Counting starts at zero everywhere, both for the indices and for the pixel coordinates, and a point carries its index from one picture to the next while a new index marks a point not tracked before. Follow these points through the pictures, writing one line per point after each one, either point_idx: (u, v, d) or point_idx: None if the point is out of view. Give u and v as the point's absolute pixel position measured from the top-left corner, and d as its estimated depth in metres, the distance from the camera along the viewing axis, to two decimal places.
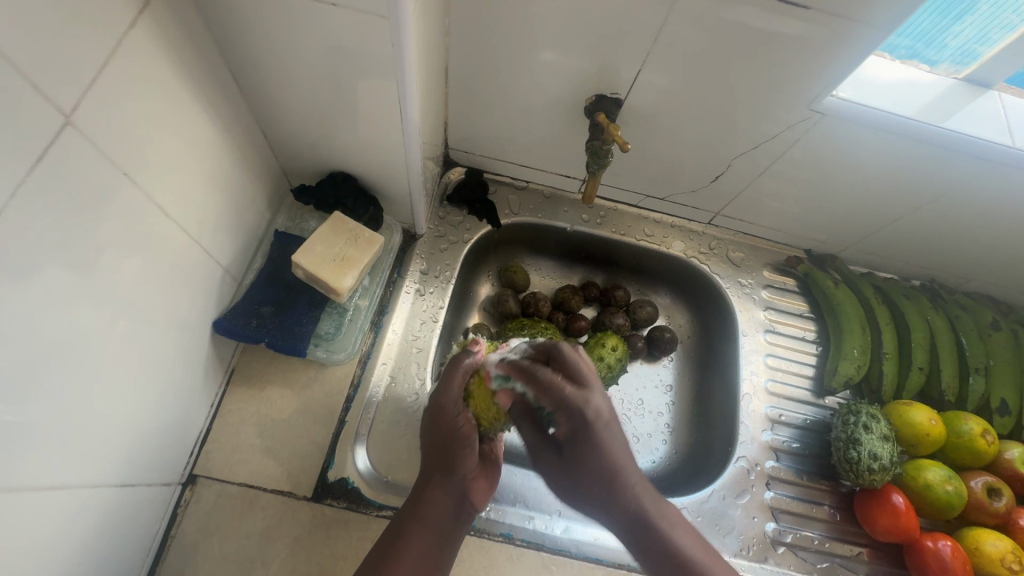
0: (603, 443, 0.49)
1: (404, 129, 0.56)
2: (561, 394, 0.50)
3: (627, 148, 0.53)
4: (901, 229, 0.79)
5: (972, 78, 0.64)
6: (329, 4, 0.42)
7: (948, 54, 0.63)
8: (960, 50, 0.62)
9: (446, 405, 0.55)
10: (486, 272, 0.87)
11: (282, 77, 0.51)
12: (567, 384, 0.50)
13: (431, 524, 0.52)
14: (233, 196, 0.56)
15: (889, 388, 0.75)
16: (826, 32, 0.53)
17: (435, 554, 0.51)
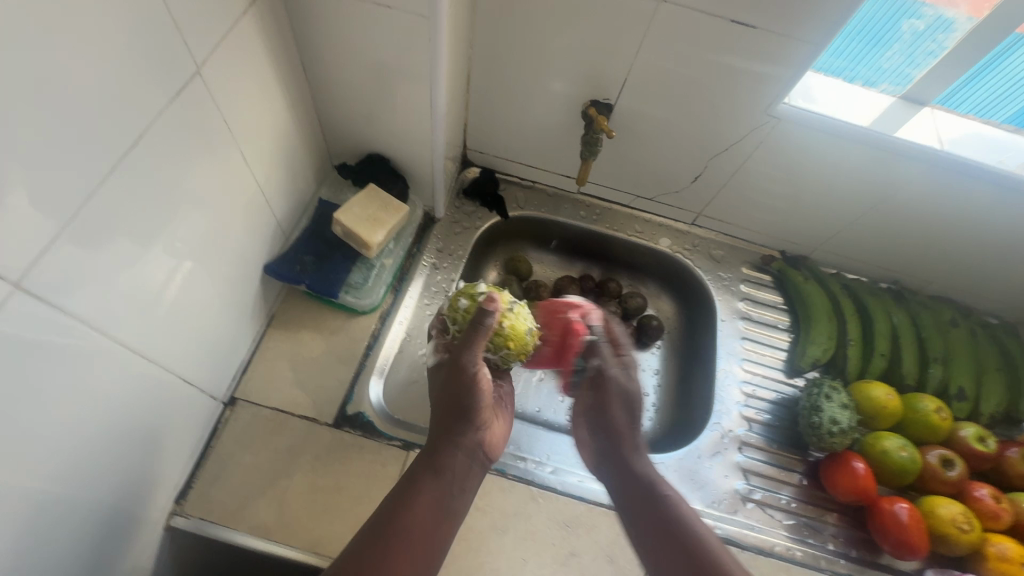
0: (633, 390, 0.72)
1: (432, 115, 0.68)
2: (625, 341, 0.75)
3: (612, 133, 0.68)
4: (863, 231, 0.89)
5: (909, 97, 0.76)
6: (384, 7, 0.55)
7: (886, 75, 0.75)
8: (896, 72, 0.75)
9: (467, 364, 0.63)
10: (494, 259, 0.98)
11: (338, 68, 0.65)
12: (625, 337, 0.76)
13: (445, 471, 0.60)
14: (289, 163, 0.69)
15: (853, 369, 0.83)
16: (776, 48, 0.65)
17: (447, 498, 0.59)
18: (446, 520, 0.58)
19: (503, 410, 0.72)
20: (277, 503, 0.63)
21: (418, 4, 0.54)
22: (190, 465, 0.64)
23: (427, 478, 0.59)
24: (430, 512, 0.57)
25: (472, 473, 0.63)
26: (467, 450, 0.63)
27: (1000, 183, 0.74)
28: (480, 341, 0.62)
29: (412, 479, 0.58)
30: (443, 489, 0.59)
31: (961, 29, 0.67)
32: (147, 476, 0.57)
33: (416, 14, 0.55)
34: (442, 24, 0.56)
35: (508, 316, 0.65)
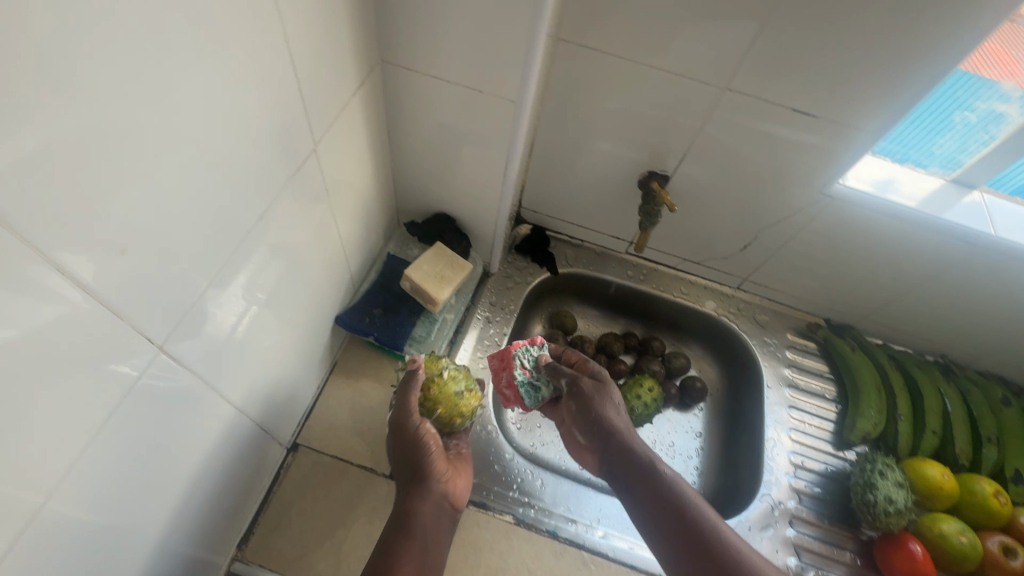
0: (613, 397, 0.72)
1: (503, 182, 0.72)
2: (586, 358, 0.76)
3: (673, 208, 0.72)
4: (910, 305, 0.90)
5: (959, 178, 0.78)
6: (475, 91, 0.60)
7: (934, 160, 0.78)
8: (946, 157, 0.78)
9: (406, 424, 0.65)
10: (540, 313, 1.01)
11: (420, 137, 0.69)
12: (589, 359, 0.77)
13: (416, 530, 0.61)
14: (365, 221, 0.73)
15: (905, 445, 0.82)
16: (834, 134, 0.68)
17: (428, 554, 0.59)
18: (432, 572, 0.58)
19: (463, 464, 0.71)
20: (335, 555, 0.64)
21: (507, 90, 0.58)
22: (253, 511, 0.65)
23: (401, 541, 0.59)
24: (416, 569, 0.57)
25: (446, 525, 0.63)
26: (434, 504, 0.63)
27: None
28: (413, 396, 0.65)
29: (388, 545, 0.58)
30: (419, 546, 0.59)
31: (1013, 121, 0.69)
32: (216, 522, 0.58)
33: (503, 99, 0.60)
34: (528, 107, 0.60)
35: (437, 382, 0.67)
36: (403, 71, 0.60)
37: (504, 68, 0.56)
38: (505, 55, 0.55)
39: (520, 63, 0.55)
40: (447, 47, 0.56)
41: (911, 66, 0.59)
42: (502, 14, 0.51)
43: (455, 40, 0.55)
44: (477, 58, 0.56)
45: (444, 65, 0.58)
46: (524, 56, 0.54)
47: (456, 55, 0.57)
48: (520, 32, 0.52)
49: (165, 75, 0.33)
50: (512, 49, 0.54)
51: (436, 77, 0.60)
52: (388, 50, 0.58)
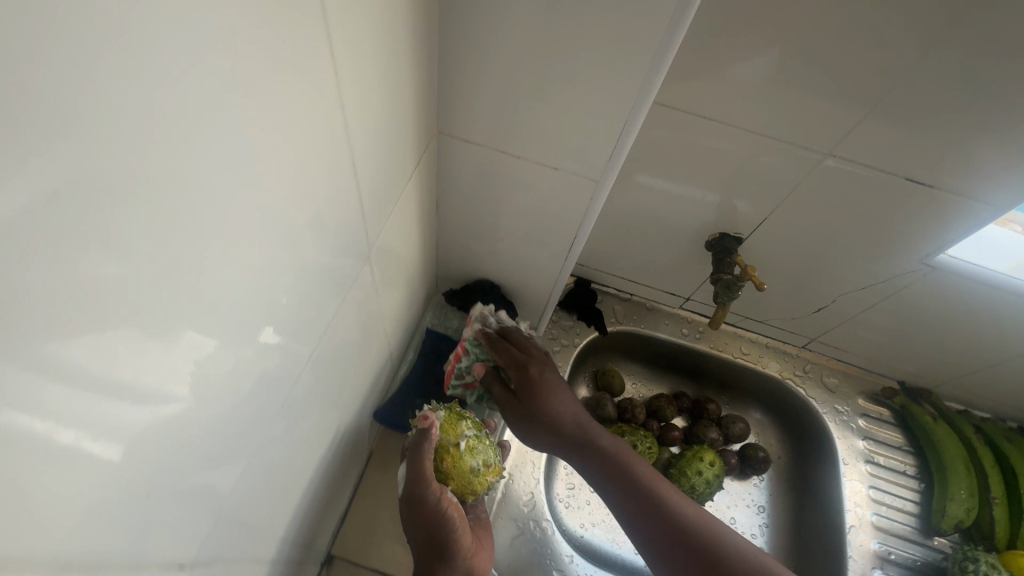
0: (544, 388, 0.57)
1: (566, 255, 0.63)
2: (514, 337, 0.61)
3: (763, 285, 0.63)
4: (1001, 372, 0.81)
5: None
6: (550, 168, 0.51)
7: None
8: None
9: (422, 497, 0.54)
10: (583, 375, 0.92)
11: (472, 208, 0.60)
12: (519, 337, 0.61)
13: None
14: (408, 299, 0.64)
15: (1003, 534, 0.74)
16: (949, 205, 0.60)
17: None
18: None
19: (484, 529, 0.63)
20: None
21: (587, 169, 0.50)
22: None
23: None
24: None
25: None
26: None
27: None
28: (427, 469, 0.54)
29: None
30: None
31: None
32: None
33: (581, 177, 0.51)
34: (608, 186, 0.51)
35: (455, 457, 0.57)
36: (463, 143, 0.52)
37: (586, 146, 0.48)
38: (591, 134, 0.46)
39: (607, 143, 0.47)
40: (520, 121, 0.48)
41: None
42: (596, 91, 0.43)
43: (532, 114, 0.46)
44: (555, 135, 0.48)
45: (514, 139, 0.50)
46: (614, 135, 0.46)
47: (531, 130, 0.48)
48: (613, 110, 0.44)
49: (206, 234, 0.24)
50: (601, 128, 0.45)
51: (503, 151, 0.51)
52: (449, 121, 0.50)
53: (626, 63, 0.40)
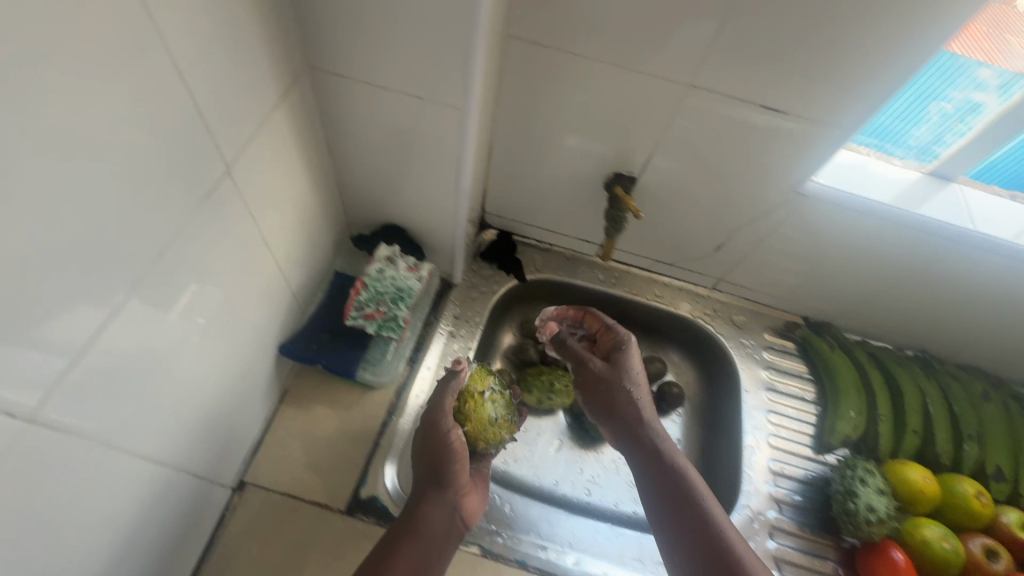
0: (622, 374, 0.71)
1: (457, 193, 0.67)
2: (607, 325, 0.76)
3: (638, 215, 0.68)
4: (888, 298, 0.87)
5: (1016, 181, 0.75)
6: (417, 99, 0.55)
7: (983, 173, 0.75)
8: (1009, 174, 0.75)
9: (436, 424, 0.63)
10: (509, 322, 0.97)
11: (365, 148, 0.64)
12: (611, 325, 0.76)
13: (422, 538, 0.59)
14: (311, 241, 0.67)
15: (886, 447, 0.80)
16: (807, 131, 0.64)
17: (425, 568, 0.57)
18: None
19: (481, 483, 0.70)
20: None
21: (450, 96, 0.53)
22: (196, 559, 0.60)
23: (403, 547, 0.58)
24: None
25: (451, 537, 0.61)
26: (445, 514, 0.61)
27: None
28: (449, 402, 0.66)
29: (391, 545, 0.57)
30: (420, 556, 0.57)
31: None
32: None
33: (448, 106, 0.55)
34: (473, 114, 0.55)
35: (475, 402, 0.69)
36: (335, 78, 0.55)
37: (444, 72, 0.51)
38: (444, 59, 0.50)
39: (460, 68, 0.50)
40: (380, 50, 0.51)
41: (884, 59, 0.55)
42: (437, 14, 0.46)
43: (388, 42, 0.50)
44: (414, 63, 0.51)
45: (380, 70, 0.53)
46: (464, 60, 0.49)
47: (392, 59, 0.51)
48: (456, 33, 0.47)
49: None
50: (452, 53, 0.49)
51: (374, 84, 0.55)
52: (317, 55, 0.53)
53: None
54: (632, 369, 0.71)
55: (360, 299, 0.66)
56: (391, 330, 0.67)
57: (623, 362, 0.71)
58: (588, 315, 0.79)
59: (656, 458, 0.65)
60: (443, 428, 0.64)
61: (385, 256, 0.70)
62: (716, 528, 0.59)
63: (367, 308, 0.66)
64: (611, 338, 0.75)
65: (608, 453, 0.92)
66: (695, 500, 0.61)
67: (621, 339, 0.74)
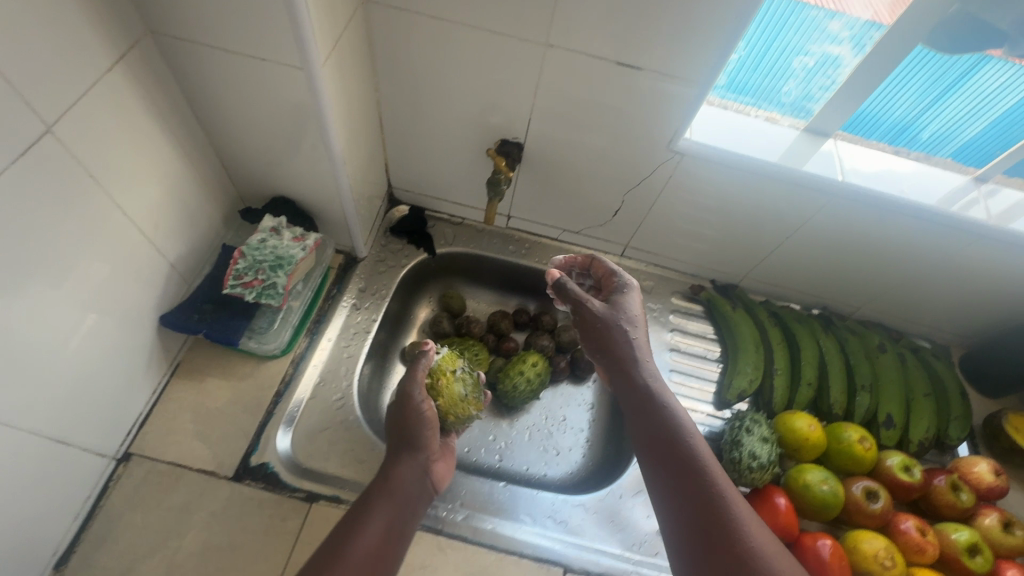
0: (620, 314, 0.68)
1: (331, 161, 0.68)
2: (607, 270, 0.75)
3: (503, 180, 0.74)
4: (784, 257, 0.89)
5: (986, 159, 0.78)
6: (260, 60, 0.56)
7: (959, 151, 0.78)
8: (980, 152, 0.78)
9: (411, 394, 0.69)
10: (426, 296, 0.99)
11: (233, 118, 0.65)
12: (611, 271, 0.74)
13: (396, 494, 0.61)
14: (189, 213, 0.68)
15: (780, 400, 0.82)
16: (668, 89, 0.65)
17: (396, 523, 0.58)
18: (396, 542, 0.57)
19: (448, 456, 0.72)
20: (166, 565, 0.61)
21: (291, 55, 0.55)
22: (75, 528, 0.61)
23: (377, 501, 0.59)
24: (383, 533, 0.56)
25: (423, 496, 0.63)
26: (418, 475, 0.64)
27: (938, 220, 0.75)
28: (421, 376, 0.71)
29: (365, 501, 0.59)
30: (393, 513, 0.59)
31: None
32: (18, 547, 0.54)
33: (293, 66, 0.56)
34: (317, 73, 0.56)
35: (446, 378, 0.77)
36: (179, 43, 0.56)
37: (276, 30, 0.52)
38: (273, 16, 0.51)
39: (290, 25, 0.51)
40: (210, 11, 0.52)
41: (720, 11, 0.57)
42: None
43: (215, 1, 0.51)
44: (247, 23, 0.52)
45: (218, 32, 0.54)
46: (290, 16, 0.50)
47: (225, 20, 0.52)
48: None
49: None
50: (276, 10, 0.50)
51: (218, 47, 0.55)
52: (154, 19, 0.53)
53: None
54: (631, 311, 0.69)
55: (238, 267, 0.66)
56: (270, 298, 0.67)
57: (623, 304, 0.70)
58: (595, 263, 0.79)
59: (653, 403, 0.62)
60: (416, 399, 0.69)
61: (270, 227, 0.71)
62: (703, 470, 0.56)
63: (246, 276, 0.66)
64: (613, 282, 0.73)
65: (522, 420, 0.94)
66: (684, 441, 0.58)
67: (624, 283, 0.72)
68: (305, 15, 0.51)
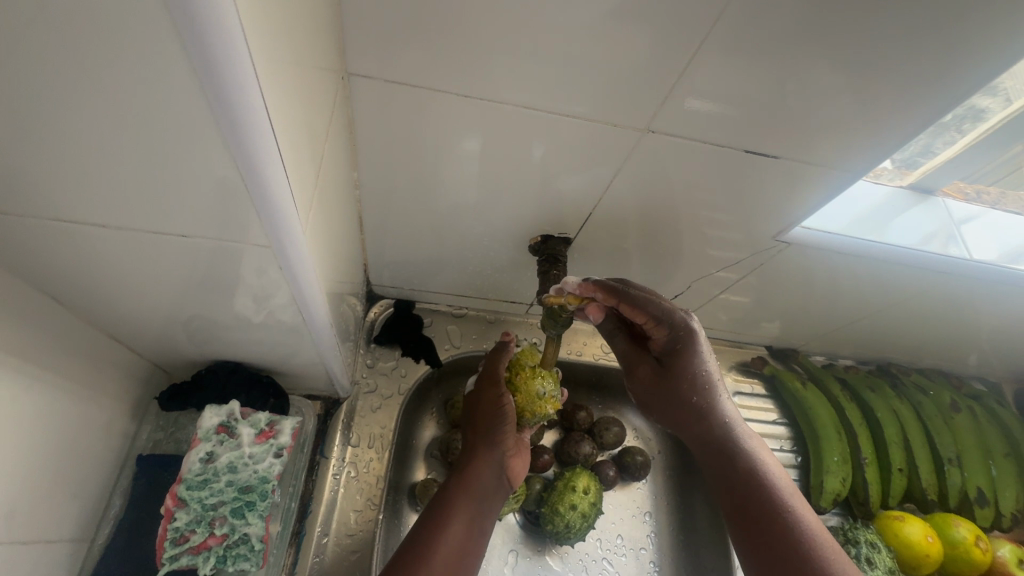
0: (684, 373, 0.51)
1: (305, 320, 0.44)
2: (656, 309, 0.50)
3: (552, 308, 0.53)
4: (860, 325, 0.77)
5: None
6: (176, 235, 0.33)
7: None
8: None
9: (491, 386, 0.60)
10: (429, 409, 0.72)
11: (134, 289, 0.38)
12: (656, 309, 0.50)
13: (473, 493, 0.54)
14: (76, 440, 0.41)
15: (876, 497, 0.71)
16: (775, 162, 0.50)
17: (473, 531, 0.52)
18: (478, 540, 0.52)
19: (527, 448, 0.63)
20: None
21: (243, 215, 0.31)
22: None
23: (456, 503, 0.53)
24: (462, 538, 0.51)
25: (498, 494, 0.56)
26: (495, 475, 0.57)
27: None
28: (502, 370, 0.60)
29: (444, 499, 0.53)
30: (472, 513, 0.53)
31: None
32: None
33: (246, 229, 0.32)
34: (287, 227, 0.32)
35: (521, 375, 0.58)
36: (7, 211, 0.29)
37: (211, 182, 0.28)
38: (204, 164, 0.27)
39: (237, 174, 0.27)
40: (62, 165, 0.26)
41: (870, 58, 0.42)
42: (146, 93, 0.23)
43: (73, 151, 0.25)
44: (150, 176, 0.28)
45: (92, 193, 0.28)
46: (241, 165, 0.27)
47: (104, 175, 0.27)
48: (203, 122, 0.25)
49: None
50: (211, 154, 0.26)
51: (92, 212, 0.30)
52: None
53: (150, 34, 0.21)
54: (697, 373, 0.50)
55: (177, 523, 0.41)
56: (243, 560, 0.44)
57: (681, 367, 0.51)
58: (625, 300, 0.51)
59: (733, 469, 0.47)
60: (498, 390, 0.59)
61: (216, 426, 0.45)
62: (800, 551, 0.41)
63: (192, 539, 0.42)
64: (664, 331, 0.52)
65: (572, 551, 0.75)
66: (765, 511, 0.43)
67: (684, 332, 0.51)
68: (272, 157, 0.27)
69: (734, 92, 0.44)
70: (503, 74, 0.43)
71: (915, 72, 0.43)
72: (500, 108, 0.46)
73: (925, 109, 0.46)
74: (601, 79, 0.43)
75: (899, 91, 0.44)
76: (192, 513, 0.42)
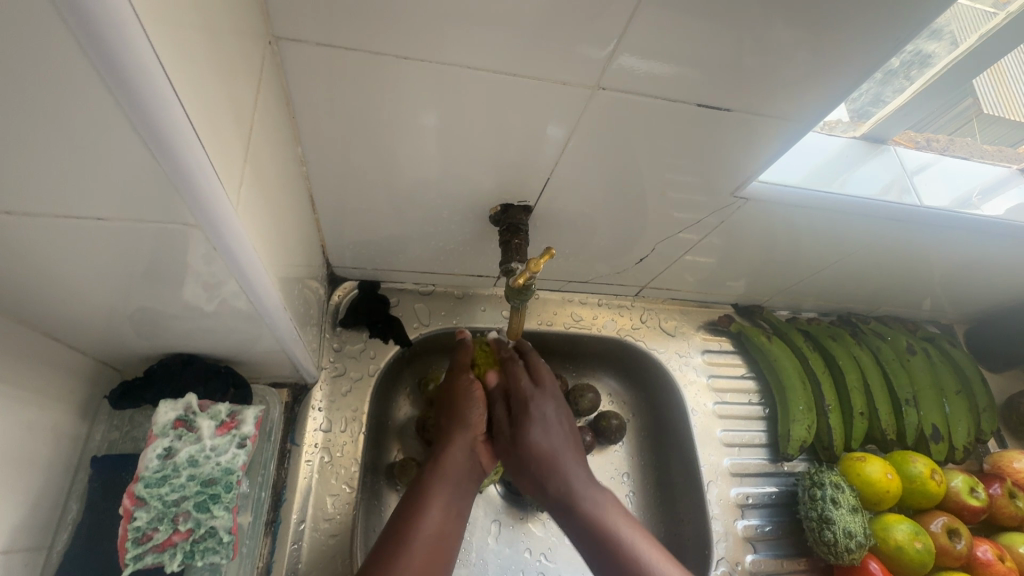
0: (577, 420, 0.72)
1: (255, 306, 0.42)
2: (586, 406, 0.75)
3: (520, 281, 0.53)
4: (820, 278, 0.79)
5: None
6: (89, 219, 0.30)
7: None
8: None
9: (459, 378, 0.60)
10: (404, 388, 0.72)
11: (62, 286, 0.36)
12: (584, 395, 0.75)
13: (449, 479, 0.53)
14: (20, 448, 0.39)
15: (840, 441, 0.74)
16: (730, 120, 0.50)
17: (453, 512, 0.51)
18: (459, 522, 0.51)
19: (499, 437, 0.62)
20: None
21: (163, 198, 0.29)
22: None
23: (433, 490, 0.51)
24: (444, 522, 0.49)
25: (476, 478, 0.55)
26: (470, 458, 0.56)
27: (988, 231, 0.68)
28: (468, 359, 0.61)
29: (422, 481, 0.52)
30: (450, 498, 0.51)
31: None
32: None
33: (172, 215, 0.30)
34: (212, 208, 0.30)
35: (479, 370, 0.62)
36: None
37: (122, 164, 0.26)
38: (111, 141, 0.25)
39: (146, 152, 0.25)
40: None
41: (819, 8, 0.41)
42: (27, 65, 0.21)
43: None
44: (51, 162, 0.25)
45: None
46: (150, 142, 0.25)
47: None
48: (99, 96, 0.22)
49: None
50: (114, 132, 0.24)
51: None
52: None
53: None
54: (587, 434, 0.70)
55: (138, 523, 0.40)
56: (212, 552, 0.43)
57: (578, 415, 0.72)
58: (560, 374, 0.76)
59: None
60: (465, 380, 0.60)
61: (173, 420, 0.43)
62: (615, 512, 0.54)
63: (155, 535, 0.40)
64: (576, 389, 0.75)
65: None
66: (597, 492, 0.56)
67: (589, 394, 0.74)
68: (185, 132, 0.26)
69: (686, 50, 0.43)
70: (447, 38, 0.41)
71: (865, 26, 0.43)
72: (447, 71, 0.44)
73: (875, 59, 0.46)
74: (549, 39, 0.42)
75: (850, 38, 0.44)
76: (152, 512, 0.40)
